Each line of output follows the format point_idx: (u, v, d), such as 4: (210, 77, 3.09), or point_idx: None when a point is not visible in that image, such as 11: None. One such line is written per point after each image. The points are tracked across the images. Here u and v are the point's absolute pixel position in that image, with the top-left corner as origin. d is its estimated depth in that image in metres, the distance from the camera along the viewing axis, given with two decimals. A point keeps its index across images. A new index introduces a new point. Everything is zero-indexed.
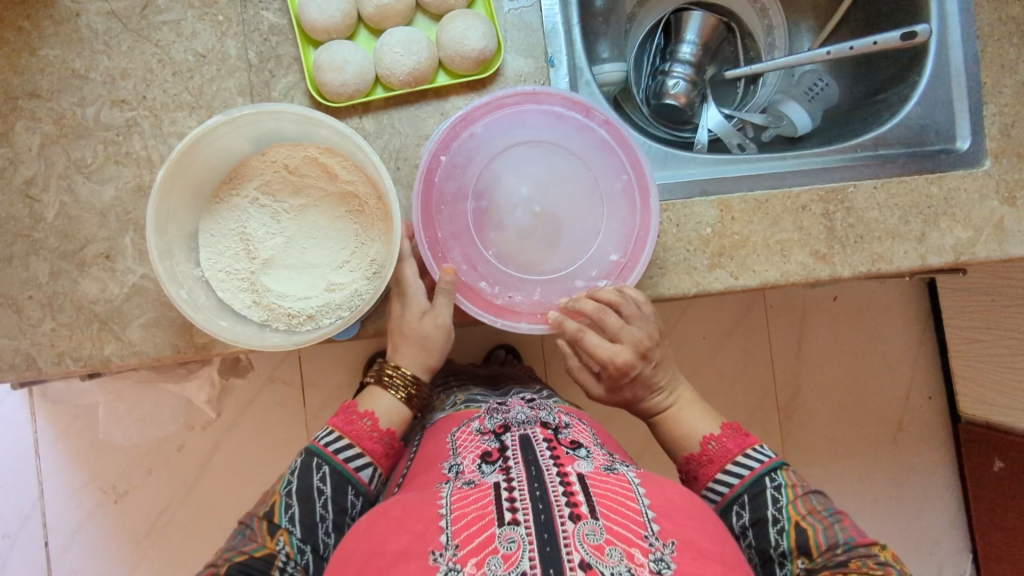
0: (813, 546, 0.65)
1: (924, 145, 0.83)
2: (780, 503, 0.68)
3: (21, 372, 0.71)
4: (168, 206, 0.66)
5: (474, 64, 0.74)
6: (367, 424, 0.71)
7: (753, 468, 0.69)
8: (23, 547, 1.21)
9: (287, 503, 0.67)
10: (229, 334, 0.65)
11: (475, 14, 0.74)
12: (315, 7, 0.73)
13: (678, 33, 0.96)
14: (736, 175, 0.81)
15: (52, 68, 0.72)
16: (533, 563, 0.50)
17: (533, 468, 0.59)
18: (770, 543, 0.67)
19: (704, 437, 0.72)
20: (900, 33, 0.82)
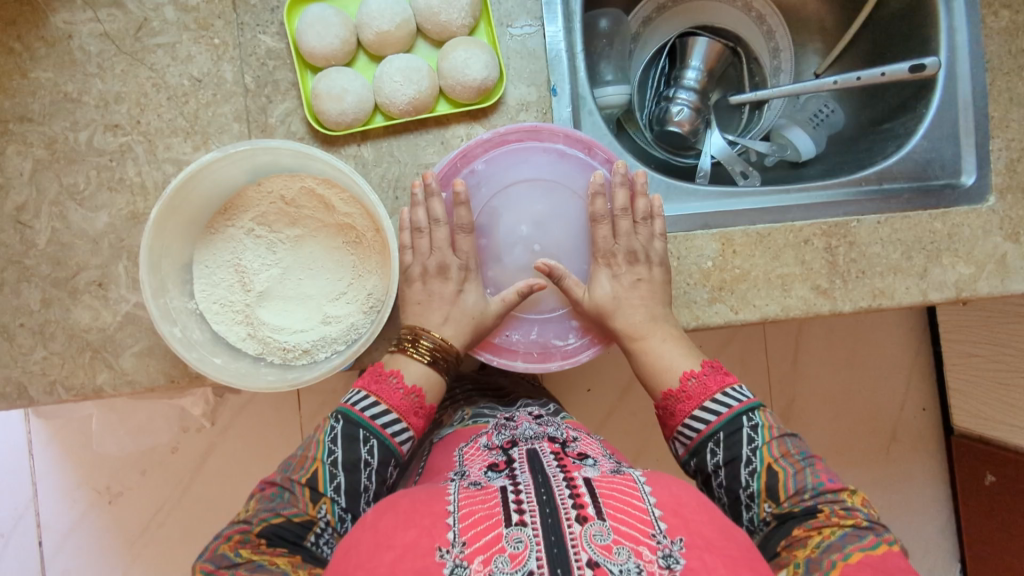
0: (782, 489, 0.61)
1: (928, 180, 0.83)
2: (755, 444, 0.63)
3: (11, 400, 0.70)
4: (162, 241, 0.65)
5: (476, 94, 0.72)
6: (417, 401, 0.65)
7: (730, 410, 0.64)
8: (15, 552, 1.20)
9: (331, 472, 0.62)
10: (224, 371, 0.64)
11: (476, 42, 0.73)
12: (314, 35, 0.71)
13: (683, 58, 0.95)
14: (739, 208, 0.80)
15: (43, 91, 0.71)
16: (539, 562, 0.47)
17: (540, 475, 0.56)
18: (741, 485, 0.62)
19: (683, 372, 0.66)
20: (908, 66, 0.81)
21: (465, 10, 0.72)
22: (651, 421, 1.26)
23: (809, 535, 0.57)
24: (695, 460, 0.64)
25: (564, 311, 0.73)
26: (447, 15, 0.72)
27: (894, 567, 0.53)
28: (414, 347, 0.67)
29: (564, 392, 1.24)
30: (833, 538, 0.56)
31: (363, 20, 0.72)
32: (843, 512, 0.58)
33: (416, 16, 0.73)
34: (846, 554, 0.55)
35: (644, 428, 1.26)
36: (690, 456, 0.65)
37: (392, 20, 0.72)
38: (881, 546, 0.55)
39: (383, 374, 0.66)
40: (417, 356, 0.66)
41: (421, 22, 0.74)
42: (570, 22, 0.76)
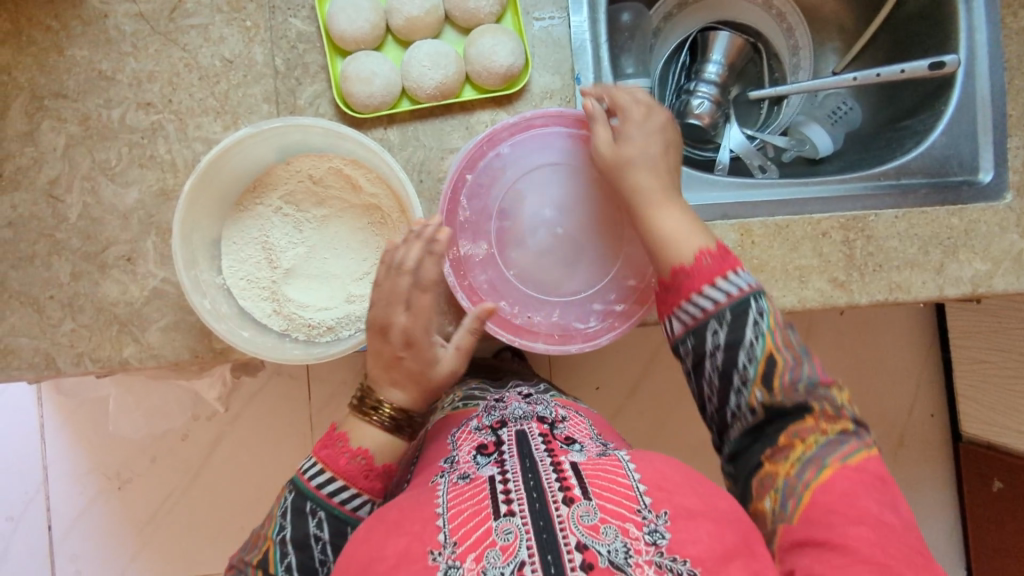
0: (778, 377, 0.60)
1: (946, 176, 0.83)
2: (760, 329, 0.61)
3: (39, 371, 0.71)
4: (194, 216, 0.66)
5: (501, 81, 0.74)
6: (365, 464, 0.64)
7: (730, 297, 0.62)
8: (27, 530, 1.22)
9: (281, 551, 0.61)
10: (251, 345, 0.65)
11: (503, 29, 0.74)
12: (345, 18, 0.73)
13: (705, 52, 0.96)
14: (757, 200, 0.82)
15: (79, 68, 0.72)
16: (531, 552, 0.47)
17: (527, 460, 0.56)
18: (736, 367, 0.61)
19: (697, 249, 0.64)
20: (928, 64, 0.81)
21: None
22: (660, 417, 1.26)
23: (791, 445, 0.58)
24: (694, 339, 0.63)
25: (586, 294, 0.74)
26: (476, 3, 0.74)
27: (870, 476, 0.56)
28: (377, 414, 0.66)
29: (575, 385, 1.25)
30: (813, 451, 0.57)
31: (394, 7, 0.74)
32: (829, 415, 0.59)
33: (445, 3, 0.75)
34: (825, 468, 0.56)
35: (652, 423, 1.26)
36: (688, 334, 0.63)
37: (422, 6, 0.74)
38: (861, 452, 0.57)
39: (345, 450, 0.64)
40: (379, 423, 0.65)
41: (449, 9, 0.76)
42: (595, 13, 0.77)
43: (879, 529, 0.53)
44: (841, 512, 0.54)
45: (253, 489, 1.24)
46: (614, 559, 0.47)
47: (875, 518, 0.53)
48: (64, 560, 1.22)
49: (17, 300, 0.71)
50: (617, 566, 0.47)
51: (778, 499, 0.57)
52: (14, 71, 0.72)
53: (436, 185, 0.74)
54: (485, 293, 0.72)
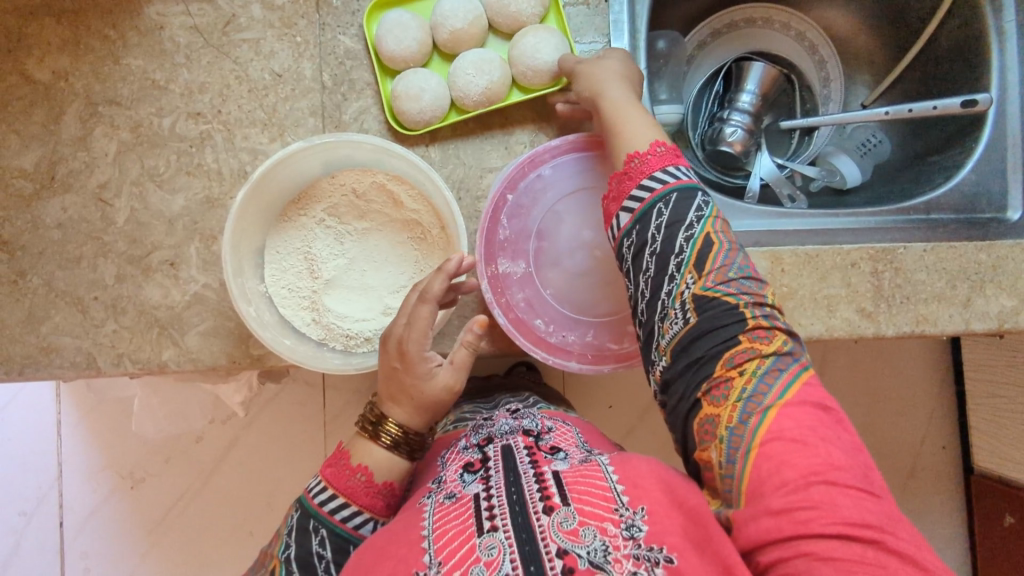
0: (709, 261, 0.59)
1: (975, 212, 0.85)
2: (702, 212, 0.61)
3: (80, 370, 0.73)
4: (244, 225, 0.68)
5: (549, 78, 0.75)
6: (365, 482, 0.64)
7: (678, 181, 0.63)
8: (43, 525, 1.23)
9: (286, 569, 0.61)
10: (292, 353, 0.67)
11: (546, 28, 0.76)
12: (393, 39, 0.74)
13: (739, 82, 0.97)
14: (789, 229, 0.83)
15: (133, 77, 0.74)
16: (513, 563, 0.48)
17: (512, 475, 0.57)
18: (672, 250, 0.60)
19: (652, 139, 0.65)
20: (961, 101, 0.81)
21: (532, 2, 0.75)
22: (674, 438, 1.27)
23: (730, 378, 0.54)
24: (637, 228, 0.62)
25: (619, 316, 0.75)
26: (518, 7, 0.75)
27: (809, 404, 0.52)
28: (382, 434, 0.66)
29: (590, 403, 1.26)
30: (755, 384, 0.53)
31: (438, 23, 0.75)
32: (763, 335, 0.55)
33: (485, 13, 0.76)
34: (769, 412, 0.52)
35: (666, 445, 1.27)
36: (633, 224, 0.63)
37: (465, 19, 0.75)
38: (799, 377, 0.54)
39: (348, 469, 0.65)
40: (383, 442, 0.66)
41: (492, 18, 0.77)
42: (636, 39, 0.79)
43: (831, 474, 0.49)
44: (792, 464, 0.50)
45: (267, 494, 1.24)
46: (594, 559, 0.48)
47: (815, 448, 0.50)
48: (77, 557, 1.23)
49: (62, 299, 0.73)
50: (597, 565, 0.48)
51: (722, 446, 0.53)
52: (71, 77, 0.74)
53: (473, 203, 0.76)
54: (522, 310, 0.73)
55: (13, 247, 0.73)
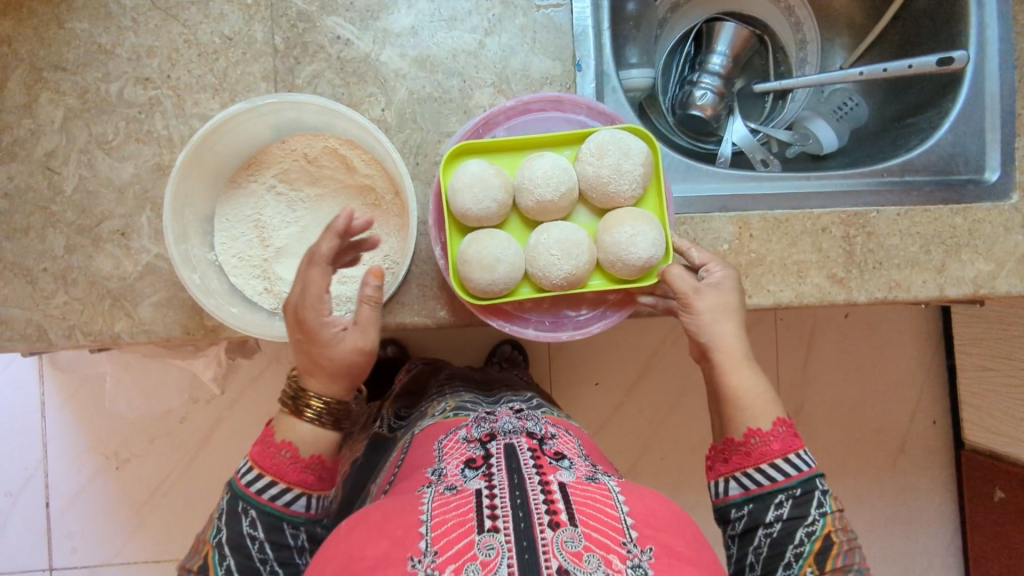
0: (831, 556, 0.62)
1: (951, 174, 0.82)
2: (823, 510, 0.63)
3: (31, 343, 0.72)
4: (187, 190, 0.66)
5: (637, 272, 0.66)
6: (291, 458, 0.63)
7: (800, 473, 0.63)
8: (23, 506, 1.22)
9: (219, 554, 0.62)
10: (240, 322, 0.65)
11: (644, 217, 0.67)
12: (470, 197, 0.64)
13: (710, 44, 0.94)
14: (757, 192, 0.80)
15: (78, 42, 0.72)
16: (510, 568, 0.48)
17: (515, 476, 0.56)
18: (792, 542, 0.62)
19: (776, 417, 0.64)
20: (936, 59, 0.80)
21: (637, 184, 0.66)
22: (658, 414, 1.25)
23: None
24: (752, 507, 0.63)
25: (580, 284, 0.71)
26: (617, 186, 0.66)
27: None
28: (305, 408, 0.64)
29: (573, 381, 1.24)
30: None
31: (525, 186, 0.66)
32: None
33: (582, 182, 0.67)
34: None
35: (650, 423, 1.25)
36: (746, 501, 0.63)
37: (557, 189, 0.65)
38: None
39: (274, 446, 0.63)
40: (307, 417, 0.64)
41: (584, 188, 0.68)
42: None
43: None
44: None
45: None
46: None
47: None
48: (59, 537, 1.23)
49: (12, 271, 0.71)
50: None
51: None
52: (15, 42, 0.71)
53: (432, 169, 0.75)
54: None
55: None
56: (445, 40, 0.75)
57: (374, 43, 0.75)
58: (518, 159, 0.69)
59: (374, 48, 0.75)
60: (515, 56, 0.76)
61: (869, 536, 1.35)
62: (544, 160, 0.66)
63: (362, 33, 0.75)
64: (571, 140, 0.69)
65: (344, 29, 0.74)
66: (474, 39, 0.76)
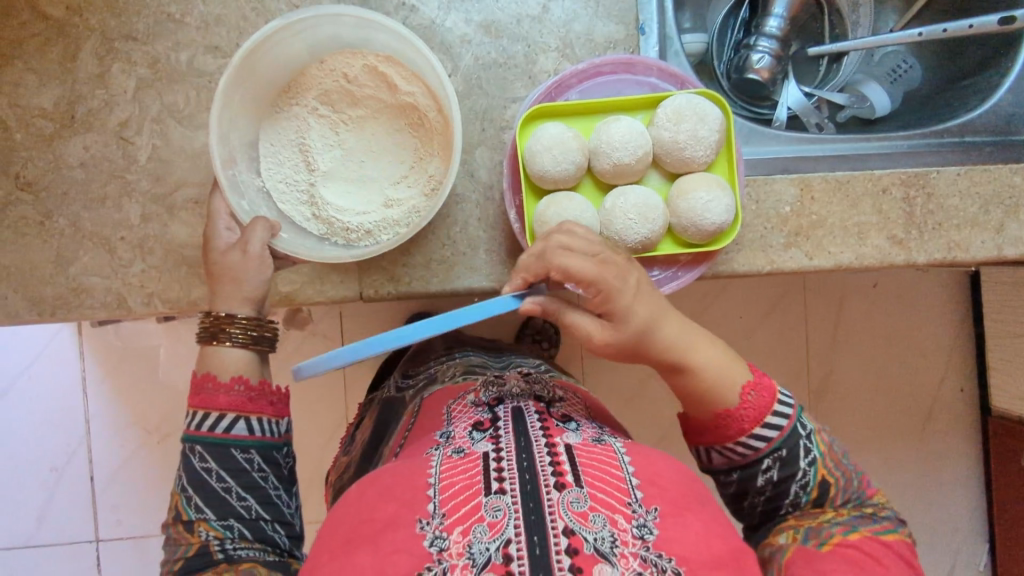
0: (831, 496, 0.60)
1: (1010, 134, 0.83)
2: (811, 454, 0.59)
3: (112, 310, 0.73)
4: (231, 114, 0.67)
5: (709, 236, 0.68)
6: (212, 384, 0.59)
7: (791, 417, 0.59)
8: (72, 477, 1.25)
9: (186, 498, 0.58)
10: (289, 246, 0.67)
11: (718, 182, 0.67)
12: (549, 159, 0.66)
13: (765, 7, 0.91)
14: (817, 155, 0.82)
15: (147, 11, 0.72)
16: (517, 530, 0.45)
17: (523, 439, 0.53)
18: (786, 496, 0.60)
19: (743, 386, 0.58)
20: (997, 19, 0.79)
21: (712, 149, 0.67)
22: None
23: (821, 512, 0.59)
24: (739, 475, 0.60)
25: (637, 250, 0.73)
26: (692, 152, 0.67)
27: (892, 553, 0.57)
28: (221, 335, 0.61)
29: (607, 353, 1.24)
30: (845, 518, 0.58)
31: (602, 150, 0.67)
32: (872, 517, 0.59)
33: (658, 147, 0.68)
34: (854, 532, 0.57)
35: None
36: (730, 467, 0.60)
37: (634, 152, 0.66)
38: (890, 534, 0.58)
39: (196, 382, 0.60)
40: (226, 344, 0.61)
41: (659, 153, 0.68)
42: None
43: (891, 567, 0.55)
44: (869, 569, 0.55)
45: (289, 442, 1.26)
46: (600, 547, 0.45)
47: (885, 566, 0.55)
48: (107, 508, 1.26)
49: (90, 240, 0.73)
50: (603, 555, 0.45)
51: (797, 539, 0.58)
52: (86, 12, 0.72)
53: (498, 135, 0.76)
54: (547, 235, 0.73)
55: (39, 188, 0.72)
56: (509, 4, 0.75)
57: (439, 9, 0.75)
58: (593, 123, 0.70)
59: (439, 13, 0.75)
60: (579, 20, 0.76)
61: (900, 500, 1.37)
62: (620, 124, 0.66)
63: None
64: (646, 104, 0.70)
65: None
66: (537, 4, 0.76)
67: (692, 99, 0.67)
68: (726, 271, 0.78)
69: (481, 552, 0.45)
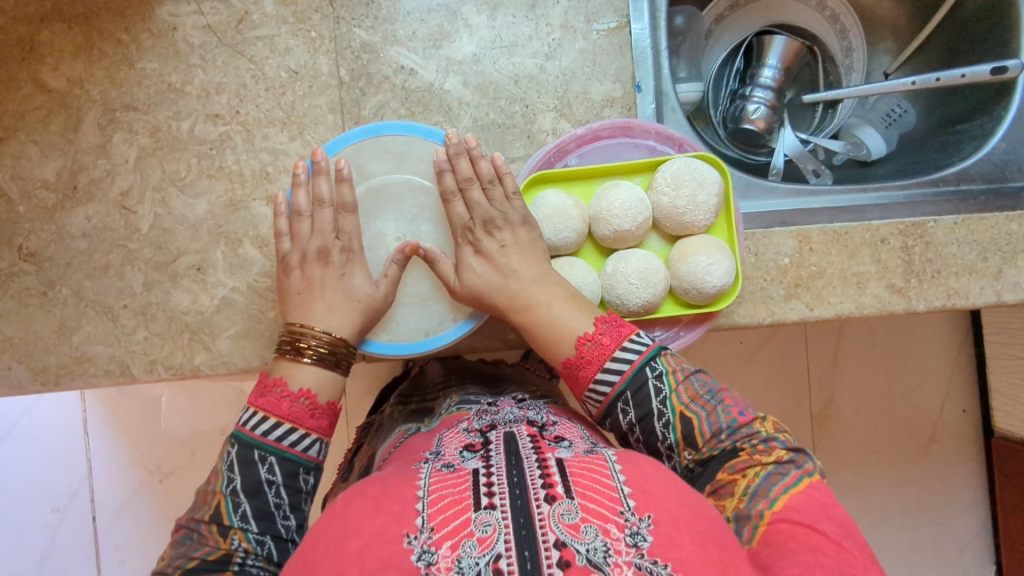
0: (698, 434, 0.60)
1: (1006, 181, 0.83)
2: (663, 394, 0.60)
3: (115, 378, 0.73)
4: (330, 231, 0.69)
5: (711, 298, 0.68)
6: (310, 406, 0.61)
7: (643, 352, 0.62)
8: (73, 519, 1.24)
9: (233, 502, 0.57)
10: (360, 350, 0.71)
11: (718, 244, 0.68)
12: (550, 229, 0.68)
13: (760, 57, 0.94)
14: (816, 208, 0.83)
15: (149, 81, 0.73)
16: (508, 545, 0.45)
17: (514, 456, 0.53)
18: (658, 438, 0.61)
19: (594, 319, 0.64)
20: (990, 68, 0.80)
21: (711, 212, 0.68)
22: None
23: (733, 481, 0.57)
24: (610, 421, 0.62)
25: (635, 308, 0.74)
26: (692, 216, 0.68)
27: (815, 499, 0.55)
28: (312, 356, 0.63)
29: None
30: (756, 482, 0.56)
31: (602, 216, 0.68)
32: (760, 447, 0.58)
33: (657, 211, 0.69)
34: (776, 501, 0.55)
35: None
36: (603, 416, 0.63)
37: (634, 220, 0.67)
38: (801, 481, 0.56)
39: (290, 395, 0.61)
40: (316, 365, 0.63)
41: (658, 217, 0.69)
42: (656, 19, 0.78)
43: (839, 551, 0.51)
44: (800, 538, 0.51)
45: None
46: (593, 558, 0.44)
47: (824, 534, 0.52)
48: (108, 549, 1.25)
49: (92, 309, 0.73)
50: (595, 566, 0.44)
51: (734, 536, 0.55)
52: (87, 84, 0.73)
53: None
54: None
55: (41, 259, 0.73)
56: (507, 65, 0.76)
57: (437, 72, 0.76)
58: (592, 188, 0.72)
59: (437, 76, 0.76)
60: (576, 80, 0.77)
61: (905, 526, 1.36)
62: (620, 190, 0.68)
63: (425, 62, 0.75)
64: (643, 168, 0.71)
65: (407, 58, 0.75)
66: (535, 64, 0.76)
67: (689, 164, 0.68)
68: (728, 324, 0.78)
69: (470, 566, 0.44)
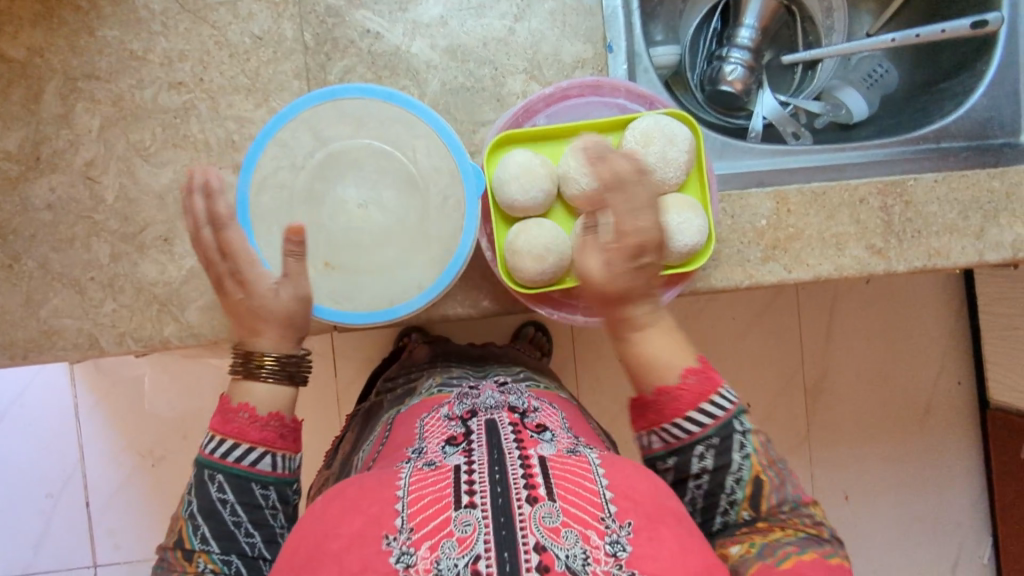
0: (765, 500, 0.59)
1: (987, 138, 0.82)
2: (746, 451, 0.59)
3: (84, 352, 0.73)
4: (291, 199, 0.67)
5: (683, 257, 0.67)
6: (249, 418, 0.60)
7: (732, 406, 0.59)
8: (67, 504, 1.24)
9: (193, 526, 0.59)
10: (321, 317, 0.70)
11: (689, 203, 0.67)
12: (517, 188, 0.68)
13: (737, 18, 0.92)
14: (793, 167, 0.81)
15: (110, 50, 0.72)
16: (488, 546, 0.45)
17: (495, 451, 0.52)
18: (724, 491, 0.59)
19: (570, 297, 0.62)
20: (970, 21, 0.80)
21: (681, 169, 0.67)
22: None
23: (772, 531, 0.58)
24: (676, 460, 0.59)
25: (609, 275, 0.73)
26: (663, 173, 0.67)
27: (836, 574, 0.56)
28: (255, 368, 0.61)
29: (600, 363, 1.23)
30: (791, 540, 0.57)
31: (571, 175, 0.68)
32: (808, 522, 0.59)
33: None
34: (793, 558, 0.56)
35: None
36: (667, 453, 0.59)
37: None
38: (834, 560, 0.57)
39: (231, 411, 0.60)
40: (261, 377, 0.61)
41: None
42: None
43: None
44: None
45: None
46: (571, 565, 0.44)
47: None
48: (102, 534, 1.25)
49: (59, 282, 0.72)
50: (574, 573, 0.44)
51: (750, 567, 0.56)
52: (47, 53, 0.71)
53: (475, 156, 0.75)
54: None
55: (5, 231, 0.72)
56: (475, 27, 0.75)
57: (404, 35, 0.74)
58: (562, 148, 0.71)
59: (404, 40, 0.74)
60: (545, 41, 0.75)
61: (899, 498, 1.35)
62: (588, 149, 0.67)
63: (392, 26, 0.74)
64: (614, 126, 0.70)
65: (373, 21, 0.74)
66: (503, 25, 0.75)
67: (659, 121, 0.67)
68: (705, 288, 0.77)
69: (449, 569, 0.44)
